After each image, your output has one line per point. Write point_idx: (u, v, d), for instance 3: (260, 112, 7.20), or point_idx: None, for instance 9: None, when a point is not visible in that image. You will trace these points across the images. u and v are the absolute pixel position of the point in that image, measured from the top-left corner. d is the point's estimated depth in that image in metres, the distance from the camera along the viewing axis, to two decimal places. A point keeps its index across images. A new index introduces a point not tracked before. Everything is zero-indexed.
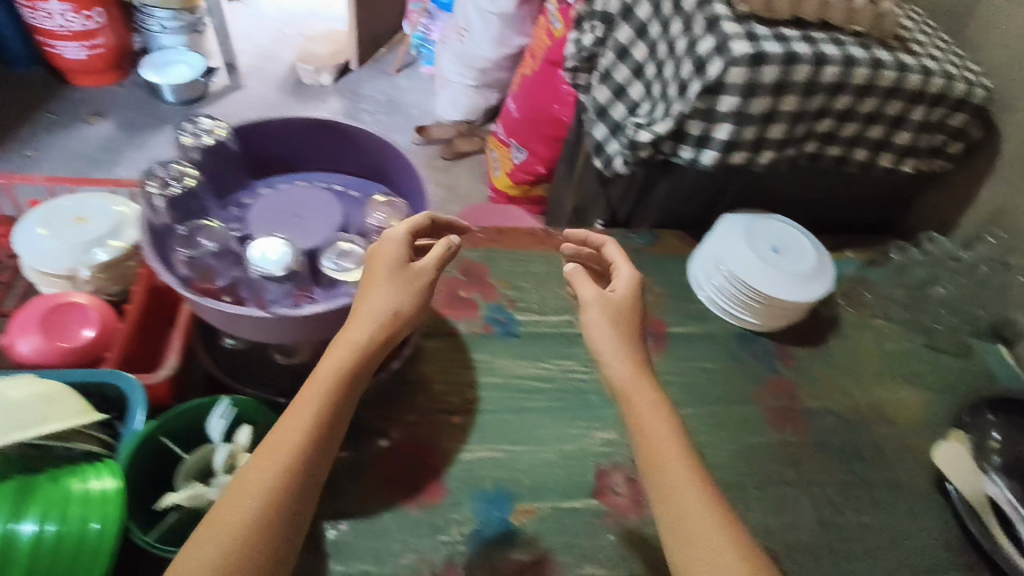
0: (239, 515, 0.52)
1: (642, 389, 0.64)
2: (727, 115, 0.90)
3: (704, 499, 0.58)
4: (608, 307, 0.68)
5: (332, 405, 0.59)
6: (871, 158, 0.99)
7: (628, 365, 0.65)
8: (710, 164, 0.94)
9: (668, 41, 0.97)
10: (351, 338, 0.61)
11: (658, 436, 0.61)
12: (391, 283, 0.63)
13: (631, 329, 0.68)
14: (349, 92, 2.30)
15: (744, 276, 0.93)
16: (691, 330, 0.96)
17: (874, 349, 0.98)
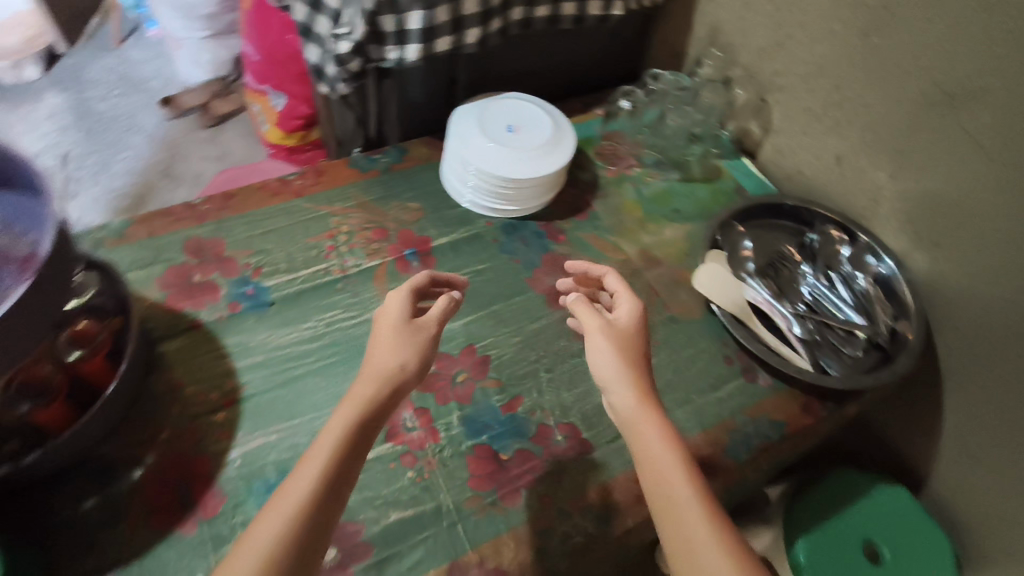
0: (282, 512, 0.50)
1: (644, 407, 0.61)
2: (411, 1, 0.84)
3: (705, 520, 0.54)
4: (612, 331, 0.66)
5: (352, 440, 0.56)
6: (581, 10, 0.97)
7: (632, 395, 0.62)
8: (417, 58, 0.88)
9: None
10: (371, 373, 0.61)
11: (657, 462, 0.58)
12: (396, 331, 0.64)
13: (639, 350, 0.66)
14: (66, 80, 1.93)
15: (486, 166, 0.89)
16: (456, 237, 0.91)
17: (634, 199, 1.01)
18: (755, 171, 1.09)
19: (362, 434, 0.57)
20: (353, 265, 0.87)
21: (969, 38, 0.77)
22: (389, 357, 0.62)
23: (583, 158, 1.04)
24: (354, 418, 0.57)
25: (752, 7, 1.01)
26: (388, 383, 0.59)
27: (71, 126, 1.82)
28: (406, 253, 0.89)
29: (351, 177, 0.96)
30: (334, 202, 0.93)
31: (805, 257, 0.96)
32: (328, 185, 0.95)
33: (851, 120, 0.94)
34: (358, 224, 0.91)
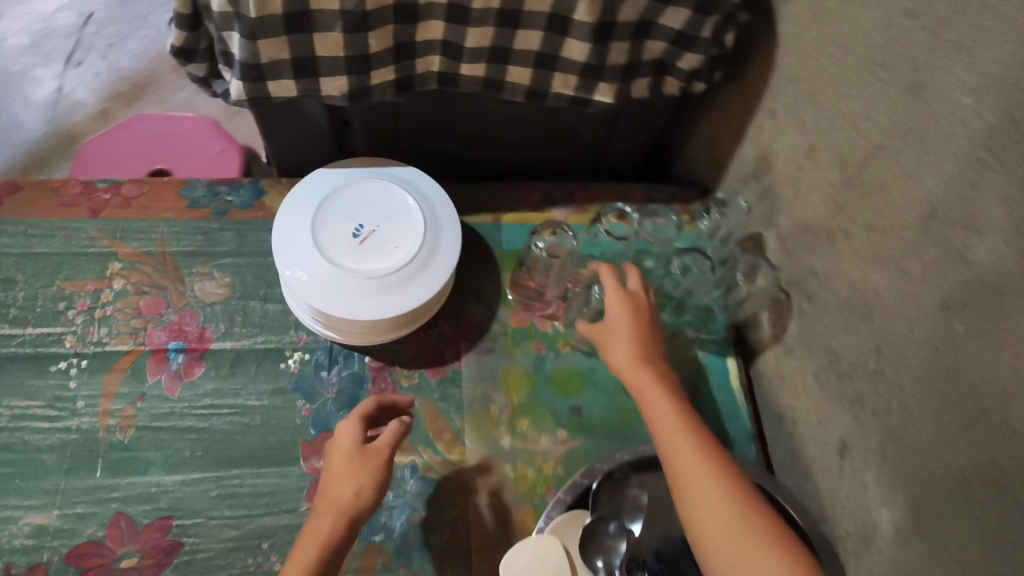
0: None
1: (635, 366, 0.56)
2: (230, 19, 0.53)
3: (712, 480, 0.47)
4: (623, 304, 0.60)
5: None
6: (539, 83, 0.64)
7: (628, 349, 0.57)
8: (245, 98, 0.58)
9: None
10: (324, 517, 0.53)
11: (651, 410, 0.53)
12: (346, 466, 0.55)
13: (641, 326, 0.59)
14: None
15: (291, 277, 0.62)
16: (246, 347, 0.67)
17: (527, 371, 0.70)
18: (735, 387, 0.73)
19: (329, 558, 0.51)
20: (94, 341, 0.65)
21: None
22: (349, 485, 0.54)
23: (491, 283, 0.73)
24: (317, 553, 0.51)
25: (816, 156, 0.63)
26: (339, 519, 0.52)
27: None
28: (169, 348, 0.65)
29: (172, 211, 0.72)
30: (129, 241, 0.70)
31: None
32: (137, 212, 0.71)
33: (879, 407, 0.57)
34: (135, 282, 0.68)
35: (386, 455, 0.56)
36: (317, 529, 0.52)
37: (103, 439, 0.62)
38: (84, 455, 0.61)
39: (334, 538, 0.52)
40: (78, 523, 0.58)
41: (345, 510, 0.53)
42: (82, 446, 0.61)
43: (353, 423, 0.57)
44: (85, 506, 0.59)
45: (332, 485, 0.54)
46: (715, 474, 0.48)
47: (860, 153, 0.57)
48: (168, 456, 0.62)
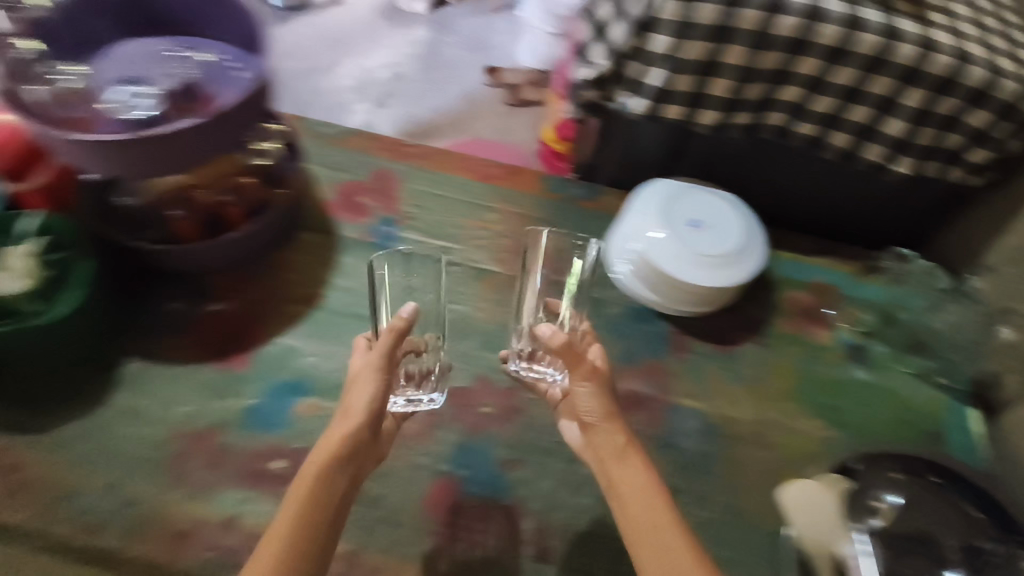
0: None
1: (626, 462, 0.58)
2: (659, 58, 0.78)
3: (686, 558, 0.51)
4: (598, 381, 0.63)
5: (319, 499, 0.53)
6: (853, 148, 0.83)
7: (616, 430, 0.61)
8: (641, 113, 0.83)
9: None
10: (343, 425, 0.59)
11: (629, 484, 0.57)
12: (369, 379, 0.61)
13: (613, 403, 0.63)
14: (440, 24, 2.30)
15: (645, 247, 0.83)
16: (581, 292, 0.87)
17: (796, 367, 0.84)
18: (978, 433, 0.82)
19: (335, 463, 0.55)
20: (477, 260, 0.88)
21: None
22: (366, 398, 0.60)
23: (568, 276, 0.74)
24: (334, 460, 0.56)
25: None
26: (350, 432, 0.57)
27: (418, 56, 2.15)
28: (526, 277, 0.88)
29: (533, 190, 0.97)
30: (504, 201, 0.95)
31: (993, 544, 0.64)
32: (512, 185, 0.97)
33: None
34: (506, 231, 0.92)
35: (385, 355, 0.62)
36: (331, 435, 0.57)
37: (477, 325, 0.83)
38: (462, 331, 0.82)
39: (334, 447, 0.56)
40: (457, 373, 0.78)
41: (353, 420, 0.59)
42: (461, 324, 0.82)
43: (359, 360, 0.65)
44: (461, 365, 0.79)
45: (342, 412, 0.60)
46: (665, 512, 0.55)
47: None
48: None
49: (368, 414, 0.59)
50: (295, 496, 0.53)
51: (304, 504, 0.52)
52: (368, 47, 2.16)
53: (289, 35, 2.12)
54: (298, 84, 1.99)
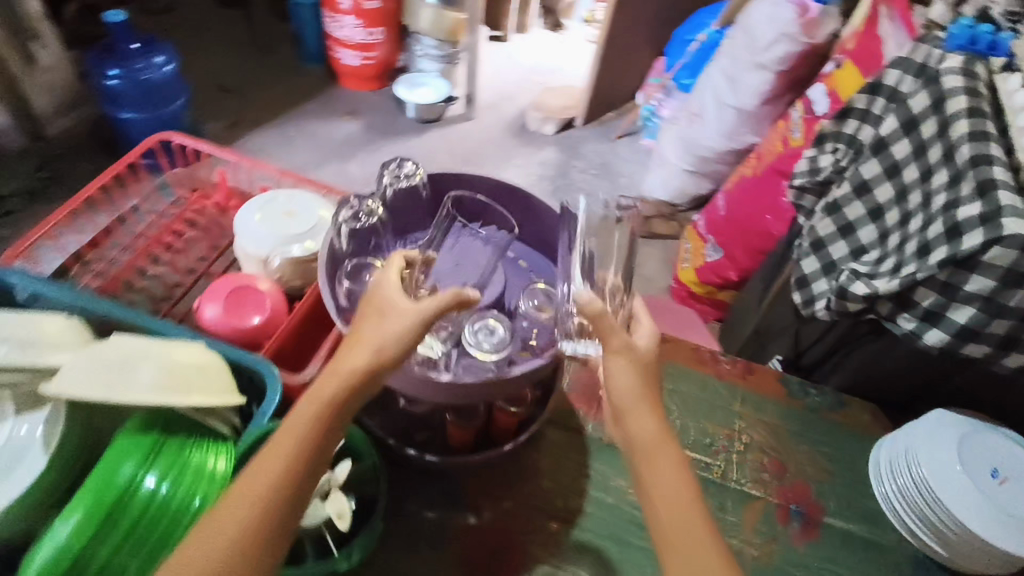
0: (222, 543, 0.48)
1: (663, 442, 0.58)
2: (972, 297, 0.74)
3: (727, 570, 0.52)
4: (637, 363, 0.60)
5: (301, 458, 0.52)
6: None
7: (653, 423, 0.58)
8: (937, 346, 0.79)
9: (951, 197, 0.79)
10: (352, 361, 0.56)
11: (665, 488, 0.56)
12: (399, 329, 0.57)
13: (648, 388, 0.60)
14: (567, 147, 2.36)
15: (930, 477, 0.77)
16: (855, 531, 0.79)
17: None
18: None
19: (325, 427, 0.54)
20: (734, 479, 0.81)
21: None
22: (381, 346, 0.56)
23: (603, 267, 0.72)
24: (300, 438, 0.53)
25: None
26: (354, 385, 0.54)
27: (547, 178, 2.23)
28: (792, 507, 0.80)
29: (777, 394, 0.91)
30: (749, 406, 0.89)
31: None
32: (752, 386, 0.92)
33: None
34: (759, 443, 0.85)
35: (425, 321, 0.58)
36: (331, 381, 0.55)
37: (750, 564, 0.74)
38: None
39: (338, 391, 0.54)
40: None
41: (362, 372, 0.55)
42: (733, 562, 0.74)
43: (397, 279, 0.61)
44: None
45: (371, 322, 0.59)
46: (687, 486, 0.56)
47: None
48: None
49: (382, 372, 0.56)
50: (286, 452, 0.52)
51: (283, 478, 0.51)
52: (499, 165, 2.22)
53: (424, 146, 2.21)
54: None
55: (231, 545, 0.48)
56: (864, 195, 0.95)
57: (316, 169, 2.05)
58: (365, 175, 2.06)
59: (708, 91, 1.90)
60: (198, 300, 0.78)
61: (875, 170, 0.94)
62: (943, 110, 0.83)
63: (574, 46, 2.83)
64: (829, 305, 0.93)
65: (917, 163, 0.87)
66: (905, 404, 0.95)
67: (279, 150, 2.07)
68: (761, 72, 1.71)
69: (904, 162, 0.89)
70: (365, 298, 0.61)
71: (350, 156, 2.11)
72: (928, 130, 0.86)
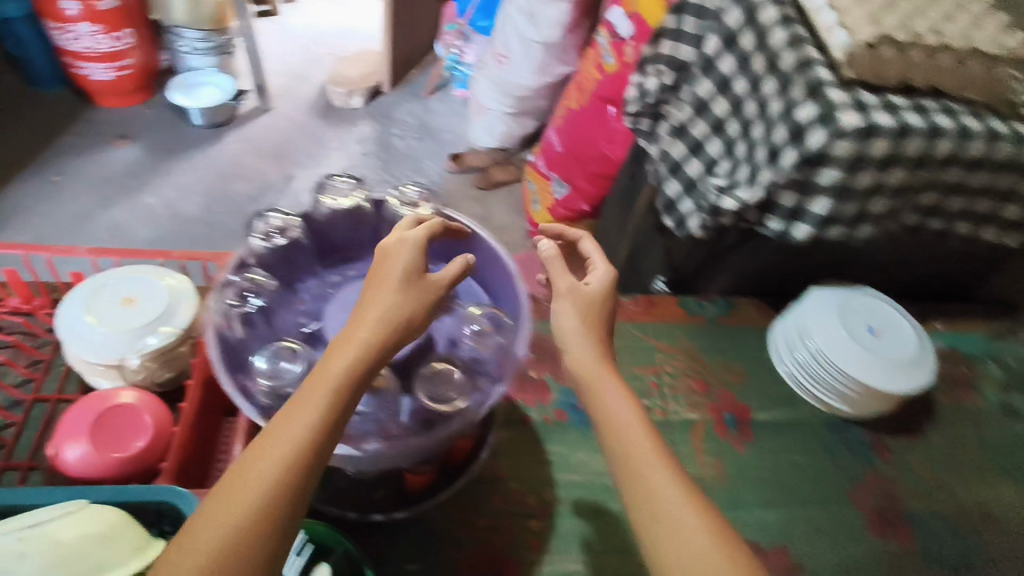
0: (224, 519, 0.44)
1: (603, 376, 0.58)
2: (826, 190, 0.83)
3: (682, 487, 0.51)
4: (580, 296, 0.64)
5: (317, 438, 0.49)
6: (974, 231, 0.92)
7: (591, 350, 0.60)
8: (804, 238, 0.88)
9: (784, 102, 0.86)
10: (363, 332, 0.54)
11: (613, 405, 0.56)
12: (405, 286, 0.57)
13: (587, 320, 0.63)
14: (381, 115, 2.23)
15: (827, 352, 0.86)
16: (779, 418, 0.89)
17: (975, 439, 0.91)
18: None
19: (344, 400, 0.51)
20: (674, 411, 0.86)
21: None
22: (378, 306, 0.55)
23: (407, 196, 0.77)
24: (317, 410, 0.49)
25: None
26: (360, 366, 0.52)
27: (373, 154, 2.09)
28: (726, 418, 0.87)
29: (680, 317, 0.98)
30: (662, 338, 0.94)
31: None
32: (658, 319, 0.97)
33: None
34: (682, 369, 0.91)
35: (426, 296, 0.58)
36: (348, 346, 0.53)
37: (711, 482, 0.81)
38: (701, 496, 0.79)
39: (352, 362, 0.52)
40: None
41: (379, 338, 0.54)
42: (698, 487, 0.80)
43: (425, 253, 0.60)
44: None
45: (377, 290, 0.57)
46: (642, 420, 0.55)
47: None
48: (761, 498, 0.81)
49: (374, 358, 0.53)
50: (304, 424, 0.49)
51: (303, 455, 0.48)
52: (317, 152, 2.04)
53: (226, 153, 1.95)
54: (256, 207, 1.84)
55: (236, 521, 0.44)
56: (705, 112, 1.01)
57: (105, 212, 1.74)
58: (168, 203, 1.78)
59: (508, 30, 1.87)
60: (51, 445, 0.65)
61: (708, 87, 1.00)
62: (757, 22, 0.91)
63: (352, 4, 2.63)
64: (703, 222, 0.99)
65: (744, 76, 0.94)
66: (776, 290, 1.06)
67: (48, 201, 1.72)
68: (556, 3, 1.71)
69: (732, 76, 0.96)
70: (379, 246, 0.60)
71: (141, 185, 1.81)
72: (747, 43, 0.93)
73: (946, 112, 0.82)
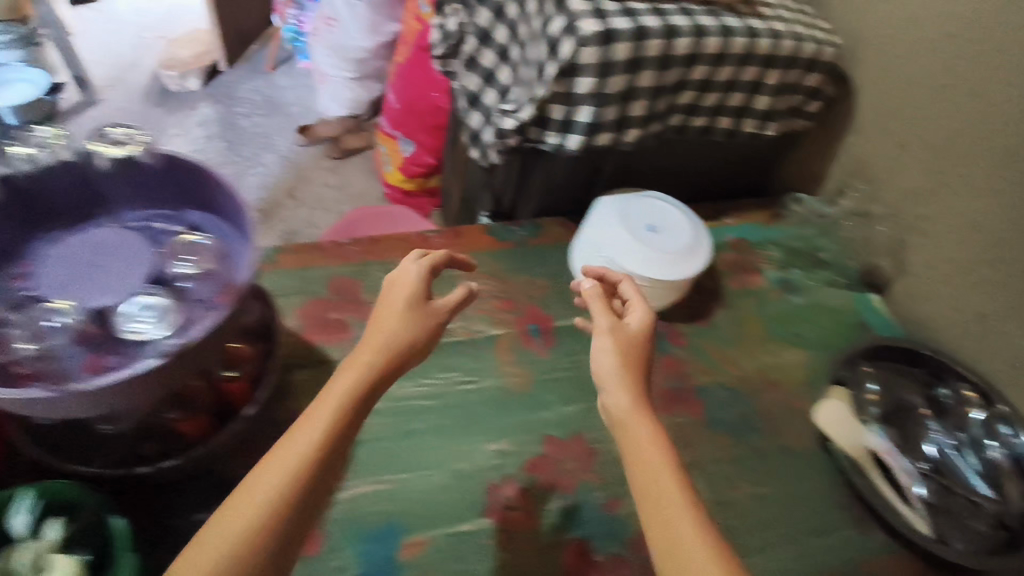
0: (206, 563, 0.42)
1: (633, 391, 0.57)
2: (585, 97, 0.87)
3: (687, 513, 0.48)
4: (618, 336, 0.61)
5: (293, 495, 0.46)
6: (735, 126, 1.00)
7: (627, 395, 0.56)
8: (577, 147, 0.92)
9: (543, 19, 0.89)
10: (337, 388, 0.52)
11: (646, 465, 0.51)
12: (407, 309, 0.60)
13: (626, 360, 0.59)
14: (221, 95, 2.13)
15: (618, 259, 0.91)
16: (580, 321, 0.93)
17: (758, 315, 1.00)
18: (880, 307, 1.07)
19: (328, 453, 0.48)
20: (478, 330, 0.89)
21: None
22: (379, 334, 0.58)
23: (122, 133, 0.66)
24: (325, 432, 0.49)
25: (911, 149, 1.00)
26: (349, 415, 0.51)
27: (215, 137, 2.00)
28: (529, 328, 0.90)
29: (486, 243, 0.99)
30: (467, 265, 0.96)
31: (925, 399, 0.92)
32: (465, 247, 0.98)
33: (1004, 279, 0.90)
34: (487, 291, 0.93)
35: (418, 323, 0.60)
36: (345, 373, 0.53)
37: (513, 391, 0.83)
38: (502, 404, 0.82)
39: (350, 388, 0.52)
40: (524, 446, 0.79)
41: (364, 368, 0.54)
42: (499, 396, 0.83)
43: (412, 289, 0.62)
44: (524, 435, 0.80)
45: (381, 316, 0.59)
46: (662, 449, 0.52)
47: (946, 137, 0.94)
48: (562, 396, 0.84)
49: (360, 405, 0.52)
50: (287, 465, 0.47)
51: (269, 512, 0.44)
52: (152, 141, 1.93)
53: None
54: None
55: None
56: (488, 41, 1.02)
57: None
58: None
59: None
60: None
61: (486, 16, 1.02)
62: None
63: None
64: (497, 147, 0.99)
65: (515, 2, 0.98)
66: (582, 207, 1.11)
67: None
68: None
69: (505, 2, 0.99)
70: (386, 278, 0.64)
71: None
72: None
73: (683, 13, 0.88)
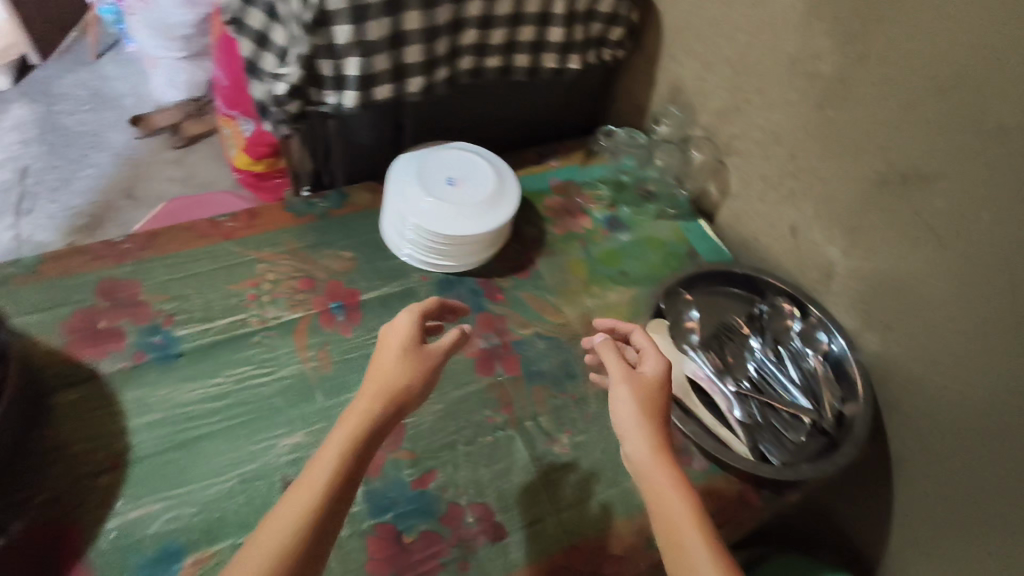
0: None
1: (652, 427, 0.61)
2: (348, 47, 0.79)
3: (719, 560, 0.52)
4: (636, 387, 0.64)
5: (305, 531, 0.49)
6: (533, 63, 0.95)
7: (646, 443, 0.60)
8: (356, 104, 0.84)
9: None
10: (352, 424, 0.56)
11: (666, 500, 0.56)
12: (401, 356, 0.62)
13: (654, 410, 0.63)
14: (37, 92, 1.92)
15: (423, 223, 0.85)
16: (389, 291, 0.88)
17: (583, 259, 0.98)
18: (707, 231, 1.06)
19: (336, 487, 0.52)
20: (273, 316, 0.82)
21: (909, 130, 0.74)
22: (378, 378, 0.60)
23: None
24: (327, 483, 0.52)
25: (711, 67, 0.97)
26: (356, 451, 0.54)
27: (34, 139, 1.81)
28: (332, 306, 0.84)
29: (285, 221, 0.92)
30: (263, 247, 0.88)
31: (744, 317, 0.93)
32: (261, 228, 0.90)
33: (805, 189, 0.90)
34: (284, 273, 0.86)
35: (418, 371, 0.62)
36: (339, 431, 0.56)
37: (314, 376, 0.77)
38: (302, 391, 0.76)
39: (341, 453, 0.54)
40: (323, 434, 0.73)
41: (368, 419, 0.57)
42: (298, 385, 0.76)
43: (414, 331, 0.64)
44: (325, 422, 0.74)
45: (380, 361, 0.62)
46: (685, 500, 0.56)
47: (738, 52, 0.92)
48: (368, 373, 0.79)
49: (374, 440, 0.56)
50: (299, 506, 0.50)
51: (280, 559, 0.47)
52: None
53: None
54: None
55: None
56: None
57: None
58: None
59: None
60: None
61: None
62: None
63: None
64: (279, 118, 0.88)
65: None
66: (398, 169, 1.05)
67: None
68: None
69: None
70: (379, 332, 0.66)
71: None
72: None
73: None
